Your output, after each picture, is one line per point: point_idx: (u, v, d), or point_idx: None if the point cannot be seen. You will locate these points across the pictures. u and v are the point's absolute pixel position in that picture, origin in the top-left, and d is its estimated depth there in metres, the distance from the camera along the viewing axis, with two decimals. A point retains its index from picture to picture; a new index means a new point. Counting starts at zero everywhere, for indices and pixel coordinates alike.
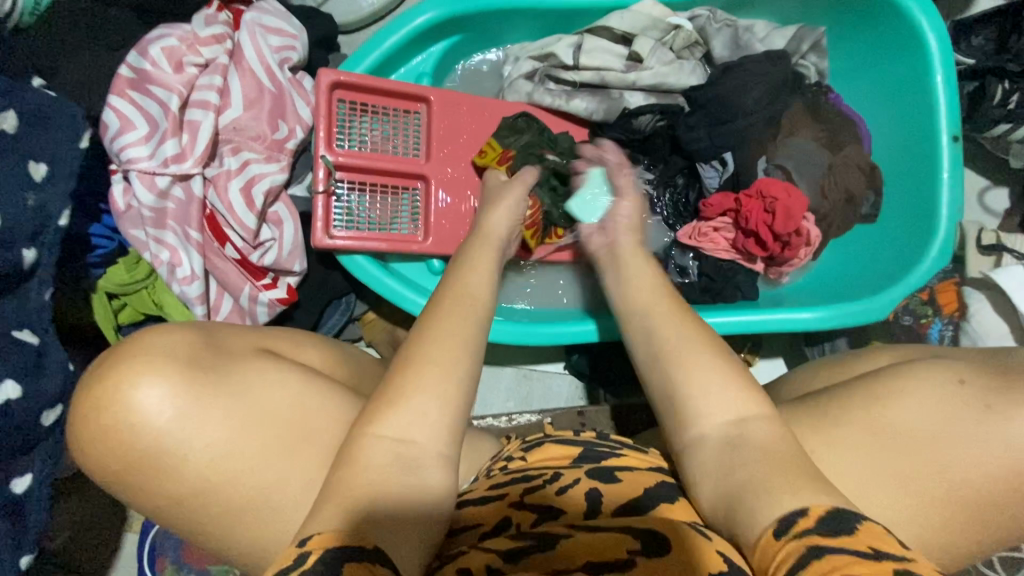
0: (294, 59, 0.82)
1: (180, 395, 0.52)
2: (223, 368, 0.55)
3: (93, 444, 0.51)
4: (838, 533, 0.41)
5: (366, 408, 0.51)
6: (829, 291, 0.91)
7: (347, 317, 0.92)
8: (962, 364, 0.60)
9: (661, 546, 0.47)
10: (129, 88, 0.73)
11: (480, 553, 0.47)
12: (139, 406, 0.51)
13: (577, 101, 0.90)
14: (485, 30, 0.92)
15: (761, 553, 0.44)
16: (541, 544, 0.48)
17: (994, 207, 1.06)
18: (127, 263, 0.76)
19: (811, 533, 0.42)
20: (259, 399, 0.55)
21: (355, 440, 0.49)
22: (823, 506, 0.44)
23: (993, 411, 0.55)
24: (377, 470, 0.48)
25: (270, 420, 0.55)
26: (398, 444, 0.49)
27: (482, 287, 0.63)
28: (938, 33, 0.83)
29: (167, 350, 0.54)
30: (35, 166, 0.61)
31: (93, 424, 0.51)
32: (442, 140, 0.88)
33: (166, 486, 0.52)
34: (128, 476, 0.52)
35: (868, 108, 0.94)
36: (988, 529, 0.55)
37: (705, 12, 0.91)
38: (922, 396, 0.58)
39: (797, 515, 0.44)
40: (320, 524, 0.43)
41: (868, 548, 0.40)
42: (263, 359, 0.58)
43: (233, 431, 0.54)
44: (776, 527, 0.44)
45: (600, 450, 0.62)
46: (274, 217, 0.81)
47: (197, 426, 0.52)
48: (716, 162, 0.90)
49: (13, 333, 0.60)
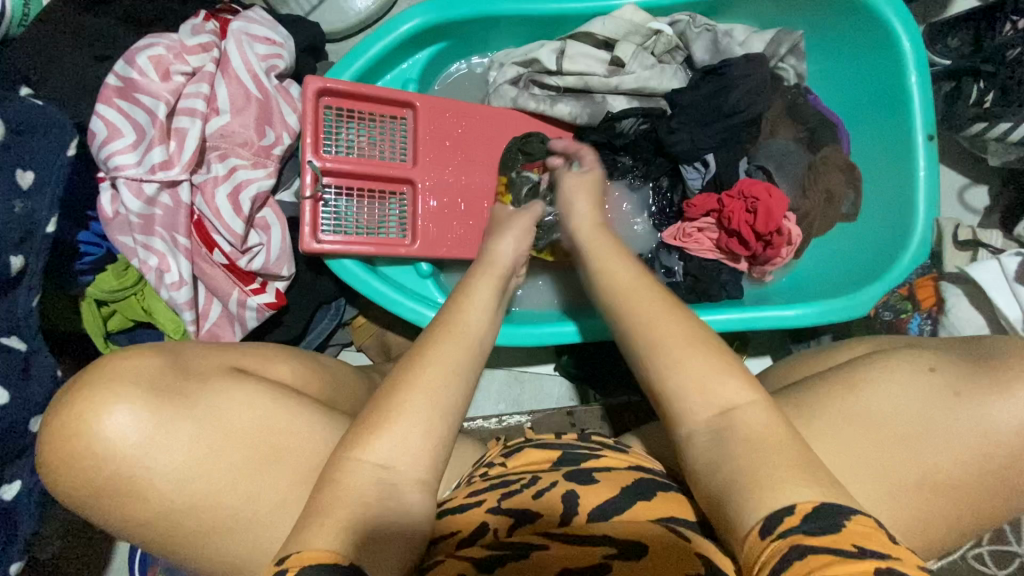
0: (281, 67, 0.83)
1: (147, 417, 0.52)
2: (188, 392, 0.55)
3: (59, 471, 0.51)
4: (823, 532, 0.41)
5: (347, 435, 0.51)
6: (812, 290, 0.92)
7: (337, 321, 0.93)
8: (932, 354, 0.62)
9: (637, 552, 0.48)
10: (116, 97, 0.74)
11: (457, 563, 0.48)
12: (107, 431, 0.51)
13: (561, 105, 0.92)
14: (469, 38, 0.94)
15: (748, 550, 0.44)
16: (517, 555, 0.48)
17: (974, 205, 1.08)
18: (116, 270, 0.77)
19: (796, 532, 0.41)
20: (224, 412, 0.56)
21: (340, 463, 0.49)
22: (811, 504, 0.43)
23: (963, 397, 0.57)
24: (360, 468, 0.49)
25: (237, 438, 0.55)
26: (382, 471, 0.49)
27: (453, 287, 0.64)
28: (912, 35, 0.85)
29: (131, 374, 0.54)
30: (23, 174, 0.62)
31: (59, 448, 0.51)
32: (428, 145, 0.89)
33: (144, 504, 0.52)
34: (113, 481, 0.51)
35: (847, 110, 0.96)
36: (961, 514, 0.56)
37: (685, 17, 0.92)
38: (904, 386, 0.59)
39: (785, 513, 0.43)
40: (300, 543, 0.44)
41: (852, 547, 0.39)
42: (232, 380, 0.58)
43: (200, 447, 0.54)
44: (763, 526, 0.43)
45: (578, 453, 0.62)
46: (262, 223, 0.82)
47: (170, 444, 0.53)
48: (698, 163, 0.91)
49: (1, 339, 0.60)
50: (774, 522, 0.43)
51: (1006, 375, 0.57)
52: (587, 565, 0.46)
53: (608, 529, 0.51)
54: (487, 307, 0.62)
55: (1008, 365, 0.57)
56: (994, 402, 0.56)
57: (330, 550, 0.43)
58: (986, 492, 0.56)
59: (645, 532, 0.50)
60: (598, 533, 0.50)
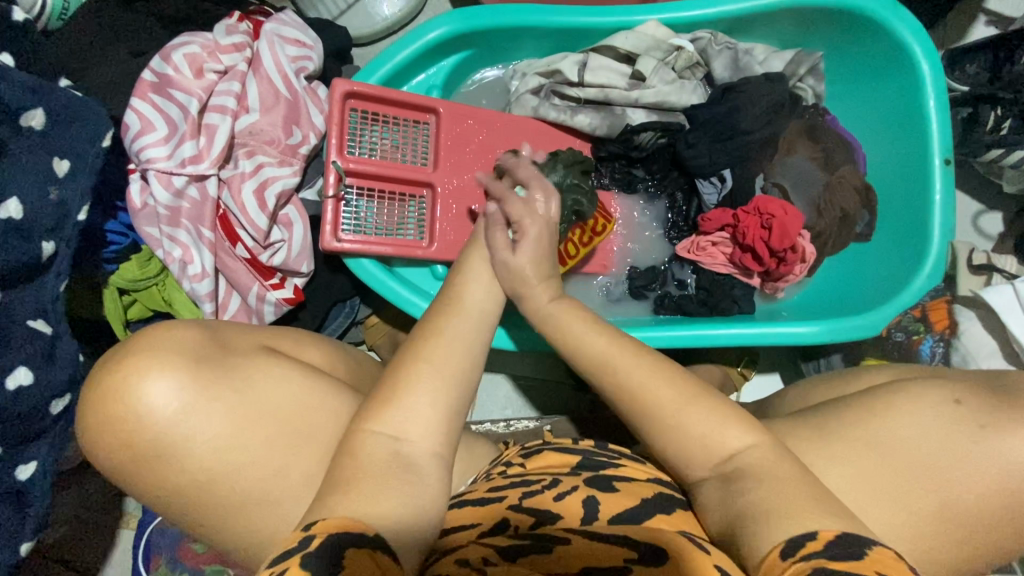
0: (310, 69, 0.85)
1: (189, 386, 0.54)
2: (232, 366, 0.57)
3: (97, 440, 0.53)
4: (843, 558, 0.41)
5: (359, 410, 0.53)
6: (822, 309, 0.93)
7: (350, 319, 0.95)
8: (957, 385, 0.62)
9: (659, 556, 0.47)
10: (151, 92, 0.76)
11: (477, 548, 0.48)
12: (150, 398, 0.52)
13: (581, 116, 0.93)
14: (495, 47, 0.96)
15: (765, 571, 0.43)
16: (539, 548, 0.48)
17: (987, 230, 1.08)
18: (139, 260, 0.78)
19: (819, 556, 0.42)
20: (263, 398, 0.57)
21: (351, 435, 0.51)
22: (832, 532, 0.44)
23: (988, 431, 0.57)
24: (373, 439, 0.50)
25: (270, 421, 0.56)
26: (394, 442, 0.51)
27: (469, 283, 0.64)
28: (932, 61, 0.86)
29: (171, 345, 0.55)
30: (59, 162, 0.63)
31: (101, 408, 0.52)
32: (450, 151, 0.91)
33: (178, 469, 0.53)
34: (150, 446, 0.53)
35: (865, 132, 0.97)
36: (973, 540, 0.56)
37: (707, 34, 0.93)
38: (926, 414, 0.60)
39: (807, 538, 0.44)
40: (325, 512, 0.44)
41: (875, 574, 0.40)
42: (270, 360, 0.59)
43: (235, 426, 0.55)
44: (783, 548, 0.43)
45: (597, 460, 0.63)
46: (285, 219, 0.84)
47: (206, 419, 0.54)
48: (714, 179, 0.93)
49: (28, 323, 0.61)
50: (796, 545, 0.43)
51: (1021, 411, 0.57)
52: (611, 566, 0.46)
53: (636, 533, 0.51)
54: (485, 281, 0.64)
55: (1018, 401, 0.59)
56: (1011, 431, 0.56)
57: (344, 519, 0.43)
58: (997, 519, 0.56)
59: (671, 540, 0.49)
60: (620, 534, 0.50)
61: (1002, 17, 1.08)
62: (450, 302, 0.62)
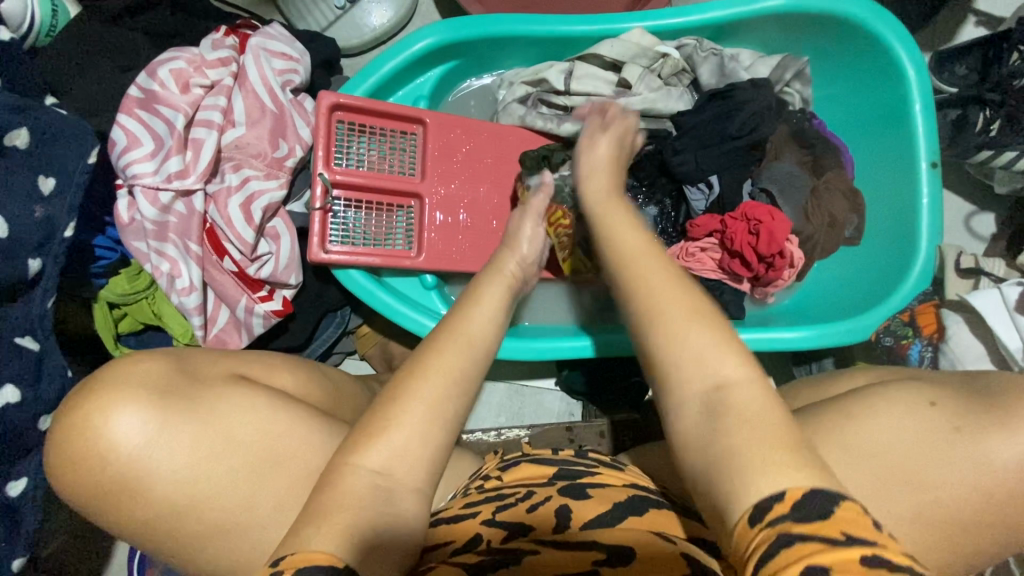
0: (296, 82, 0.86)
1: (153, 418, 0.54)
2: (194, 396, 0.57)
3: (66, 472, 0.53)
4: (811, 519, 0.37)
5: (348, 439, 0.51)
6: (811, 314, 0.93)
7: (341, 330, 0.95)
8: (934, 385, 0.62)
9: (624, 557, 0.48)
10: (137, 107, 0.77)
11: (449, 568, 0.48)
12: (114, 431, 0.52)
13: (568, 125, 0.92)
14: (482, 58, 0.96)
15: (736, 544, 0.40)
16: (507, 558, 0.49)
17: (980, 231, 1.08)
18: (128, 275, 0.79)
19: (784, 521, 0.38)
20: (226, 420, 0.57)
21: (335, 469, 0.49)
22: (801, 489, 0.39)
23: (962, 432, 0.57)
24: (354, 471, 0.48)
25: (238, 442, 0.57)
26: (377, 476, 0.49)
27: (469, 298, 0.62)
28: (918, 65, 0.86)
29: (136, 378, 0.55)
30: (44, 180, 0.63)
31: (68, 446, 0.52)
32: (437, 161, 0.91)
33: (158, 489, 0.53)
34: (121, 476, 0.53)
35: (853, 136, 0.97)
36: (958, 546, 0.56)
37: (692, 41, 0.93)
38: (904, 416, 0.59)
39: (774, 499, 0.39)
40: (293, 546, 0.43)
41: (841, 535, 0.36)
42: (235, 386, 0.59)
43: (202, 451, 0.55)
44: (750, 515, 0.39)
45: (574, 469, 0.63)
46: (272, 232, 0.84)
47: (172, 445, 0.54)
48: (702, 185, 0.92)
49: (17, 340, 0.62)
50: (763, 508, 0.39)
51: (1009, 407, 0.57)
52: (577, 572, 0.46)
53: (604, 536, 0.51)
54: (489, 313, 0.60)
55: (1011, 399, 0.57)
56: (995, 432, 0.56)
57: (327, 551, 0.43)
58: (984, 524, 0.56)
59: (643, 541, 0.50)
60: (590, 540, 0.51)
61: (991, 17, 1.08)
62: (446, 319, 0.60)
